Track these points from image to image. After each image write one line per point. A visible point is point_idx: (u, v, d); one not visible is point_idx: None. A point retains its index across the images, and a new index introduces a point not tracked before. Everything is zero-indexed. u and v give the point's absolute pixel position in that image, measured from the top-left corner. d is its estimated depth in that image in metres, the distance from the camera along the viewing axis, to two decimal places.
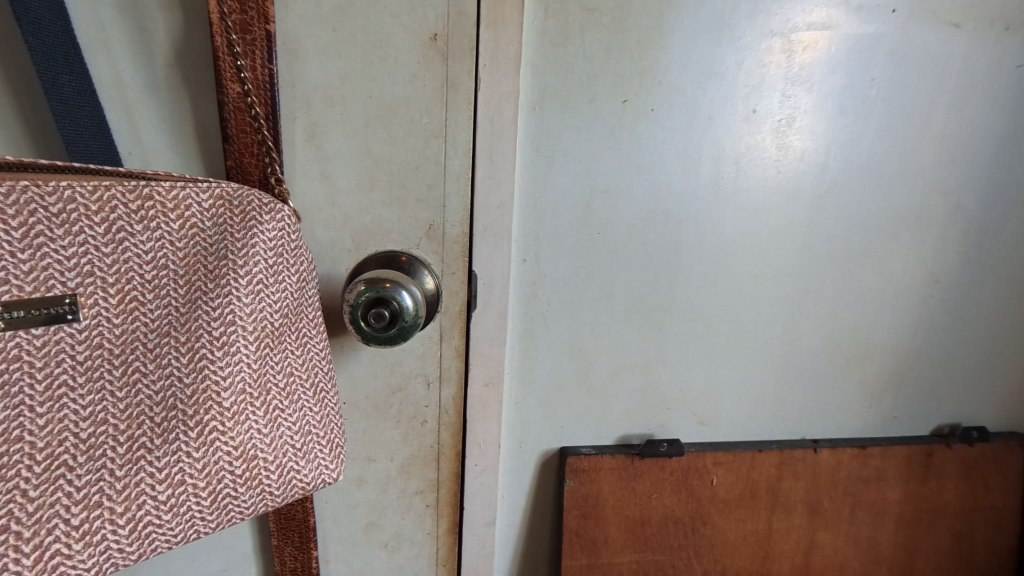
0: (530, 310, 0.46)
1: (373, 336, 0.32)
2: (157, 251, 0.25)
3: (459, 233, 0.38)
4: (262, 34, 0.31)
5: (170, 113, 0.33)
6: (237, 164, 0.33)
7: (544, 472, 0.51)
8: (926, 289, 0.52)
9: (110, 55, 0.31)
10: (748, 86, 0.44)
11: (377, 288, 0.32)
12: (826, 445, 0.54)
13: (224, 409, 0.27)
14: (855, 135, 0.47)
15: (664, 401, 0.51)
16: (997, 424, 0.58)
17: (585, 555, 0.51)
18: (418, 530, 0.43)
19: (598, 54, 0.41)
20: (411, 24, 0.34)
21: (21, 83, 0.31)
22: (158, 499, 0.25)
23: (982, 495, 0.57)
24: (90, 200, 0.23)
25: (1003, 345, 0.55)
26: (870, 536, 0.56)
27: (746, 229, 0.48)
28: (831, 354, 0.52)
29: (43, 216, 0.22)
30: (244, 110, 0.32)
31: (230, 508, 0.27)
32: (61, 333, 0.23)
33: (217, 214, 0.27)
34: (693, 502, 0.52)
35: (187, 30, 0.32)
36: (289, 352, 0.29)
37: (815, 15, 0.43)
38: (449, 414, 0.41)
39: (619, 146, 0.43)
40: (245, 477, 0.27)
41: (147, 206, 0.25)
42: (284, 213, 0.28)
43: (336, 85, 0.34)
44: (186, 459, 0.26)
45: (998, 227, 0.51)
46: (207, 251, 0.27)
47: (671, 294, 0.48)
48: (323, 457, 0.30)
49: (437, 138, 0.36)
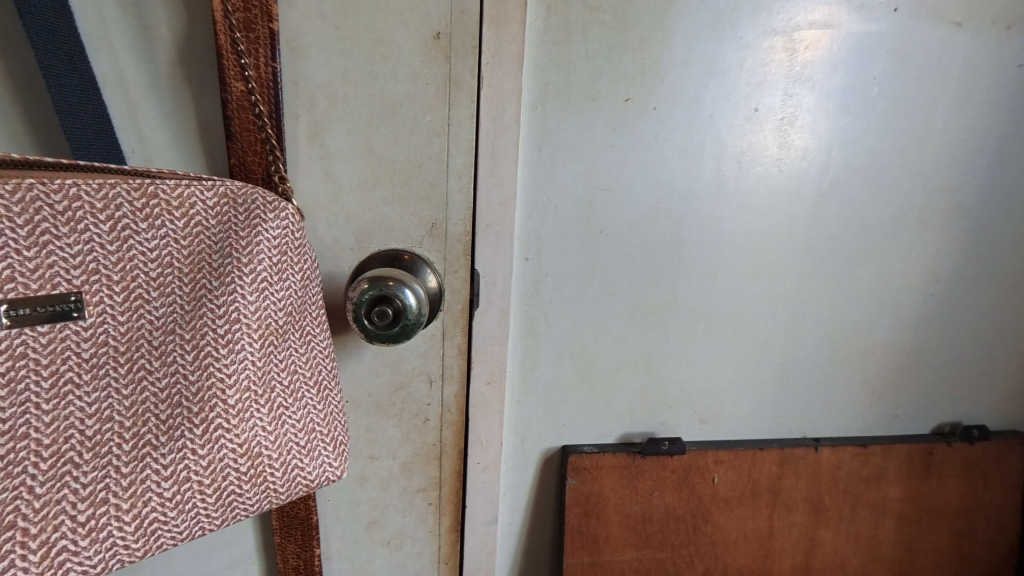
0: (532, 308, 0.46)
1: (375, 334, 0.32)
2: (161, 249, 0.25)
3: (461, 231, 0.38)
4: (266, 32, 0.31)
5: (173, 111, 0.33)
6: (240, 162, 0.33)
7: (545, 470, 0.51)
8: (927, 288, 0.52)
9: (113, 53, 0.31)
10: (750, 85, 0.44)
11: (380, 286, 0.32)
12: (827, 444, 0.54)
13: (229, 406, 0.27)
14: (856, 134, 0.47)
15: (664, 400, 0.51)
16: (997, 423, 0.58)
17: (587, 553, 0.51)
18: (420, 528, 0.43)
19: (599, 53, 0.41)
20: (414, 23, 0.34)
21: (23, 80, 0.31)
22: (164, 496, 0.25)
23: (983, 494, 0.57)
24: (95, 197, 0.23)
25: (1003, 344, 0.55)
26: (870, 535, 0.56)
27: (749, 228, 0.48)
28: (831, 352, 0.53)
29: (48, 213, 0.22)
30: (248, 108, 0.32)
31: (236, 505, 0.27)
32: (66, 330, 0.23)
33: (221, 212, 0.27)
34: (694, 501, 0.52)
35: (191, 29, 0.32)
36: (293, 350, 0.29)
37: (816, 14, 0.43)
38: (450, 412, 0.41)
39: (620, 145, 0.43)
40: (250, 474, 0.28)
41: (152, 204, 0.25)
42: (288, 211, 0.28)
43: (338, 83, 0.34)
44: (192, 456, 0.26)
45: (998, 226, 0.52)
46: (212, 249, 0.27)
47: (671, 293, 0.48)
48: (327, 454, 0.31)
49: (440, 136, 0.36)
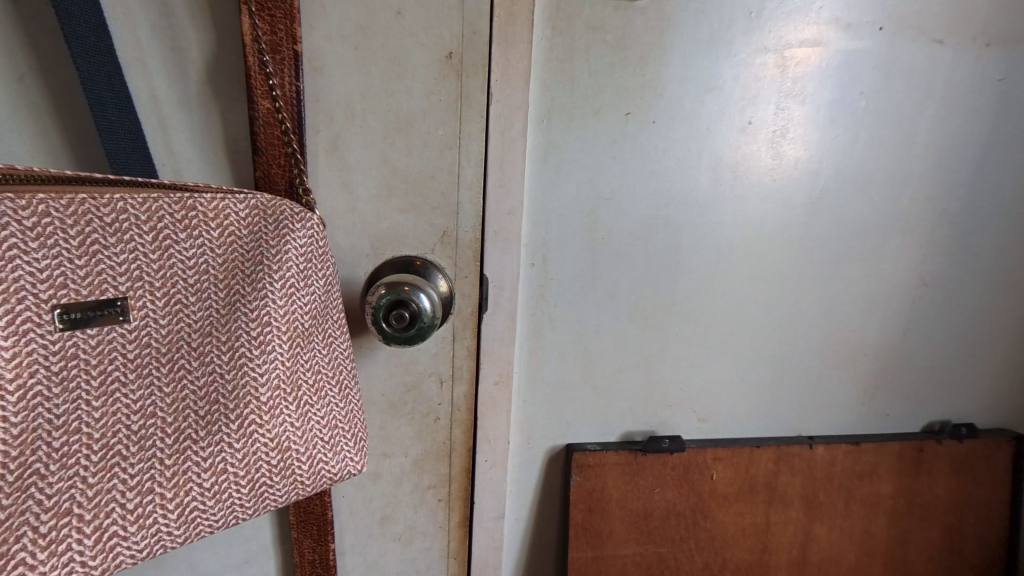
0: (538, 311, 0.48)
1: (392, 336, 0.34)
2: (199, 257, 0.27)
3: (471, 238, 0.40)
4: (291, 54, 0.33)
5: (201, 126, 0.35)
6: (265, 175, 0.35)
7: (550, 468, 0.53)
8: (915, 290, 0.54)
9: (147, 73, 0.33)
10: (744, 99, 0.46)
11: (397, 291, 0.34)
12: (821, 442, 0.55)
13: (261, 403, 0.29)
14: (845, 145, 0.49)
15: (664, 399, 0.53)
16: (984, 421, 0.60)
17: (590, 547, 0.52)
18: (431, 523, 0.45)
19: (603, 70, 0.43)
20: (428, 43, 0.36)
21: (63, 99, 0.33)
22: (204, 486, 0.27)
23: (972, 489, 0.59)
24: (139, 210, 0.25)
25: (988, 344, 0.57)
26: (864, 529, 0.58)
27: (744, 234, 0.50)
28: (824, 353, 0.55)
29: (98, 225, 0.24)
30: (274, 124, 0.34)
31: (267, 496, 0.29)
32: (113, 332, 0.25)
33: (252, 222, 0.29)
34: (693, 497, 0.54)
35: (220, 51, 0.34)
36: (318, 351, 0.31)
37: (806, 32, 0.45)
38: (461, 411, 0.43)
39: (622, 156, 0.46)
40: (280, 467, 0.30)
41: (191, 215, 0.27)
42: (313, 220, 0.30)
43: (357, 99, 0.36)
44: (228, 449, 0.28)
45: (982, 232, 0.54)
46: (243, 256, 0.29)
47: (671, 296, 0.50)
48: (349, 450, 0.32)
49: (452, 148, 0.38)
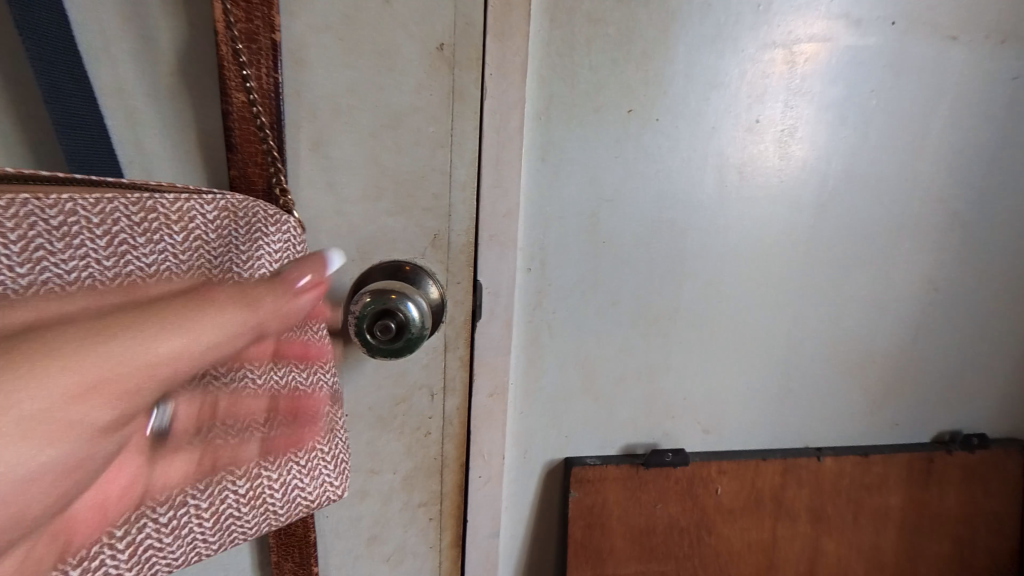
0: (535, 318, 0.46)
1: (378, 348, 0.32)
2: (160, 264, 0.25)
3: (464, 242, 0.38)
4: (268, 43, 0.30)
5: (172, 121, 0.32)
6: (240, 174, 0.32)
7: (548, 483, 0.50)
8: (925, 295, 0.52)
9: (113, 64, 0.31)
10: (751, 97, 0.44)
11: (383, 300, 0.31)
12: (829, 453, 0.53)
13: (228, 427, 0.26)
14: (854, 145, 0.47)
15: (667, 410, 0.51)
16: (995, 431, 0.58)
17: (590, 566, 0.50)
18: (421, 543, 0.42)
19: (603, 65, 0.41)
20: (418, 35, 0.33)
21: (19, 90, 0.30)
22: (160, 522, 0.25)
23: (984, 501, 0.57)
24: (91, 212, 0.23)
25: (1000, 350, 0.55)
26: (873, 543, 0.56)
27: (749, 237, 0.48)
28: (833, 361, 0.52)
29: (43, 228, 0.21)
30: (251, 119, 0.31)
31: (233, 528, 0.27)
32: None
33: (222, 226, 0.27)
34: (697, 511, 0.52)
35: (193, 40, 0.31)
36: (294, 366, 0.29)
37: (816, 27, 0.43)
38: (453, 425, 0.41)
39: (624, 155, 0.43)
40: (248, 495, 0.27)
41: (151, 218, 0.24)
42: (289, 223, 0.30)
43: (343, 93, 0.33)
44: (189, 479, 0.25)
45: (994, 235, 0.52)
46: (211, 263, 0.27)
47: (674, 303, 0.48)
48: (329, 475, 0.30)
49: (444, 147, 0.35)
